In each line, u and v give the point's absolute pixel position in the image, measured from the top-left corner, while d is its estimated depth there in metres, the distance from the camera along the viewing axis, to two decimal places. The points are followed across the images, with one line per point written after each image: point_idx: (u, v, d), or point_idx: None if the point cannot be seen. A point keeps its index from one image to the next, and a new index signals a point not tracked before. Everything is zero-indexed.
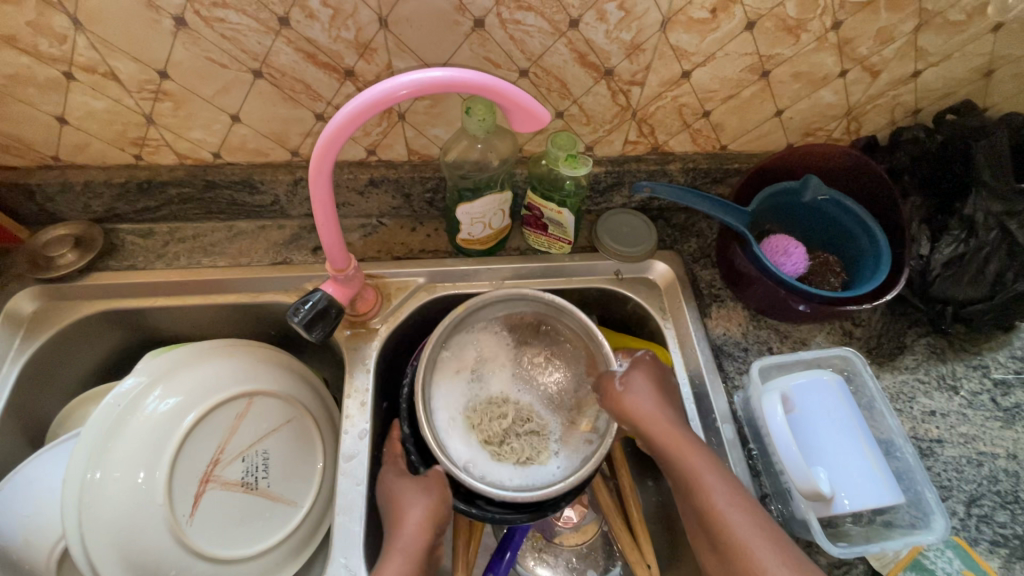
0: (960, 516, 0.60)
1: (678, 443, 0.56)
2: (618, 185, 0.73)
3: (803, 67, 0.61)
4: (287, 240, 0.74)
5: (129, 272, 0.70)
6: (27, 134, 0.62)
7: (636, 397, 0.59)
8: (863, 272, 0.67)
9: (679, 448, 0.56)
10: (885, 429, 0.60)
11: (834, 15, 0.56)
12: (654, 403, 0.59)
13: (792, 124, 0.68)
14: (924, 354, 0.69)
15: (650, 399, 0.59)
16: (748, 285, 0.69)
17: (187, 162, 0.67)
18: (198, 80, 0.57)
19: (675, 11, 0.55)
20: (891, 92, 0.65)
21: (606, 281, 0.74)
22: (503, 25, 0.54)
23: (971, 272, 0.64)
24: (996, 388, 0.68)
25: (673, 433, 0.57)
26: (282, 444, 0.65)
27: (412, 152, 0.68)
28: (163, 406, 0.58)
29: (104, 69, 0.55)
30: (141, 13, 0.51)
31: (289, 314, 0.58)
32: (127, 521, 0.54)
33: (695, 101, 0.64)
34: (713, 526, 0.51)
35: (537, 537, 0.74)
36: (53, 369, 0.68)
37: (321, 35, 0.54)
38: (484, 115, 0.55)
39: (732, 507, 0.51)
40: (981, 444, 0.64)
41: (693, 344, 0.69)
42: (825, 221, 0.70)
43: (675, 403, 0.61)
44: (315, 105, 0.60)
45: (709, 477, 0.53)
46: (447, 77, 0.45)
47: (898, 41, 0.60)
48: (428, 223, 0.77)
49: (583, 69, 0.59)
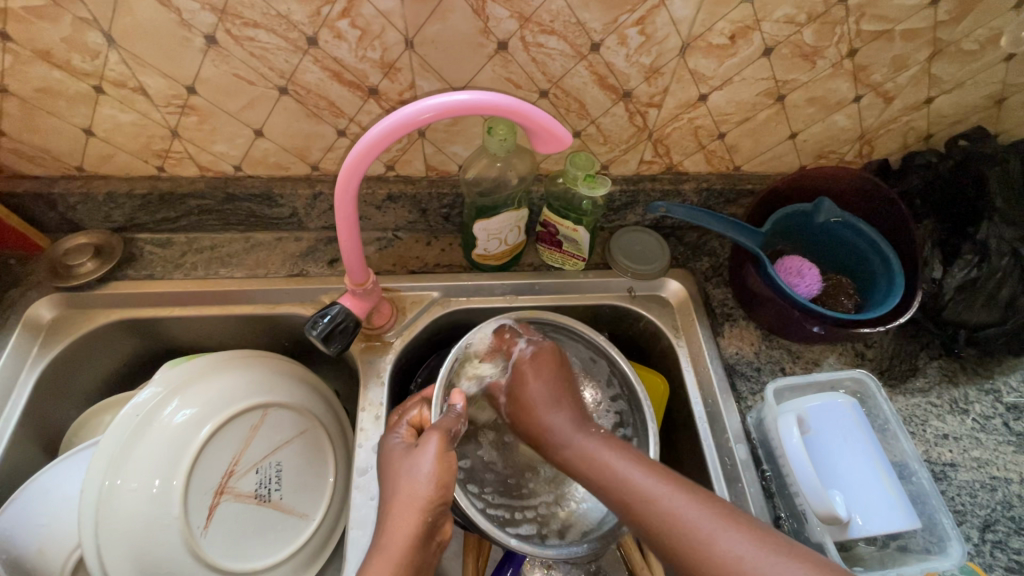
0: (975, 542, 0.60)
1: (604, 455, 0.52)
2: (633, 204, 0.74)
3: (818, 92, 0.62)
4: (303, 252, 0.74)
5: (147, 281, 0.71)
6: (53, 145, 0.63)
7: (545, 408, 0.57)
8: (877, 294, 0.68)
9: (598, 452, 0.53)
10: (900, 452, 0.60)
11: (850, 42, 0.58)
12: (586, 437, 0.54)
13: (806, 147, 0.69)
14: (936, 377, 0.69)
15: (582, 434, 0.55)
16: (761, 305, 0.70)
17: (208, 175, 0.67)
18: (224, 96, 0.58)
19: (694, 37, 0.56)
20: (904, 118, 0.66)
21: (619, 298, 0.74)
22: (525, 48, 0.55)
23: (984, 296, 0.64)
24: (1009, 413, 0.68)
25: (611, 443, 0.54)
26: (296, 456, 0.65)
27: (430, 168, 0.69)
28: (179, 419, 0.58)
29: (134, 84, 0.56)
30: (174, 31, 0.52)
31: (307, 327, 0.59)
32: (141, 534, 0.54)
33: (711, 123, 0.65)
34: (652, 522, 0.46)
35: (546, 555, 0.73)
36: (68, 377, 0.68)
37: (347, 55, 0.55)
38: (505, 134, 0.56)
39: (681, 500, 0.46)
40: (994, 469, 0.64)
41: (705, 363, 0.69)
42: (838, 242, 0.71)
43: (573, 400, 0.59)
44: (337, 121, 0.61)
45: (641, 475, 0.49)
46: (471, 100, 0.46)
47: (912, 69, 0.61)
48: (443, 237, 0.77)
49: (603, 91, 0.60)
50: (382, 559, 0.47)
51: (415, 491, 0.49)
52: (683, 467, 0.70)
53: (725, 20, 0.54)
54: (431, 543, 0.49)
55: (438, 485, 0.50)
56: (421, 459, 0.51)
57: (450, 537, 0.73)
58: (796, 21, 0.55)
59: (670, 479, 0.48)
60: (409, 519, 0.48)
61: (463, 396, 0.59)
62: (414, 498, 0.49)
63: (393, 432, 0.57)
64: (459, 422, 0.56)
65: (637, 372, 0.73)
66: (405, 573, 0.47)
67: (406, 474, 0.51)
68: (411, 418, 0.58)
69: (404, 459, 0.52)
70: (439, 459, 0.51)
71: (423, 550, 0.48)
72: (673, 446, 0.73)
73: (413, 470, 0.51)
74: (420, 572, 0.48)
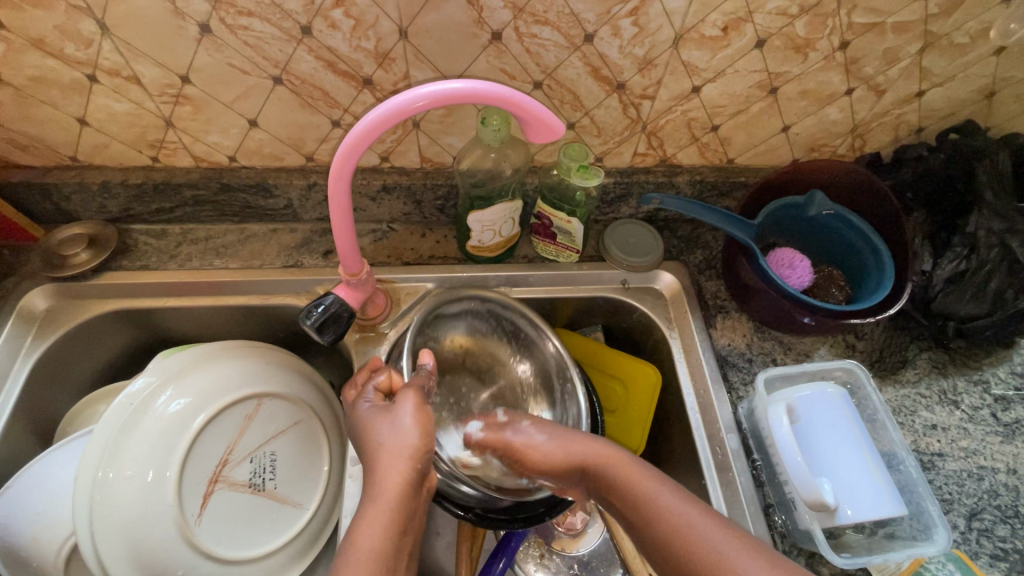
0: (961, 529, 0.61)
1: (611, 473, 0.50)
2: (627, 197, 0.74)
3: (810, 84, 0.63)
4: (297, 244, 0.75)
5: (141, 272, 0.71)
6: (47, 135, 0.63)
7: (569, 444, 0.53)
8: (867, 286, 0.68)
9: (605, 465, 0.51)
10: (888, 442, 0.61)
11: (841, 35, 0.58)
12: (592, 449, 0.52)
13: (798, 140, 0.69)
14: (925, 368, 0.70)
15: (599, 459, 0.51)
16: (753, 297, 0.70)
17: (203, 165, 0.67)
18: (218, 85, 0.58)
19: (687, 29, 0.56)
20: (896, 112, 0.67)
21: (612, 289, 0.75)
22: (519, 38, 0.56)
23: (973, 288, 0.65)
24: (996, 404, 0.68)
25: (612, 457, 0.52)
26: (290, 446, 0.66)
27: (424, 160, 0.69)
28: (173, 408, 0.58)
29: (128, 72, 0.56)
30: (168, 19, 0.52)
31: (302, 317, 0.59)
32: (136, 521, 0.54)
33: (704, 116, 0.65)
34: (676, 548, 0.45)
35: (539, 544, 0.73)
36: (63, 367, 0.68)
37: (341, 44, 0.55)
38: (499, 125, 0.57)
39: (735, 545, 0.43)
40: (982, 458, 0.65)
41: (698, 354, 0.70)
42: (829, 235, 0.71)
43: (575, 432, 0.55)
44: (332, 111, 0.61)
45: (666, 493, 0.47)
46: (465, 89, 0.46)
47: (903, 62, 0.61)
48: (438, 229, 0.78)
49: (596, 82, 0.60)
50: (377, 508, 0.47)
51: (404, 440, 0.49)
52: (675, 457, 0.71)
53: (718, 12, 0.55)
54: (420, 494, 0.49)
55: (422, 433, 0.50)
56: (401, 412, 0.51)
57: (444, 526, 0.74)
58: (788, 13, 0.56)
59: (692, 498, 0.47)
60: (399, 469, 0.48)
61: (431, 355, 0.60)
62: (402, 446, 0.49)
63: (364, 398, 0.56)
64: (431, 378, 0.58)
65: (629, 362, 0.73)
66: (397, 516, 0.47)
67: (393, 422, 0.51)
68: (379, 383, 0.56)
69: (384, 415, 0.52)
70: (420, 410, 0.52)
71: (414, 499, 0.48)
72: (666, 437, 0.74)
73: (395, 424, 0.51)
74: (412, 520, 0.48)
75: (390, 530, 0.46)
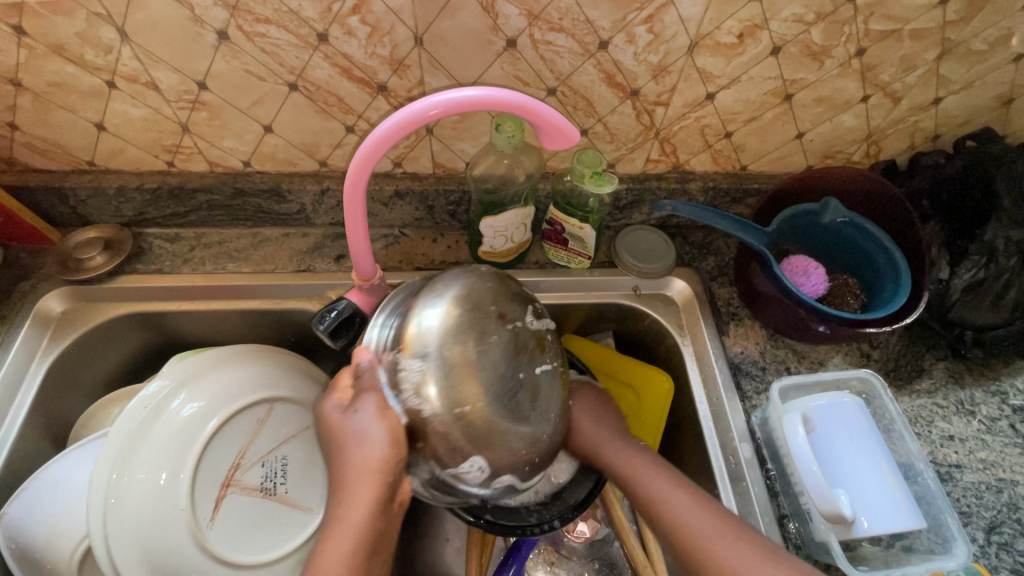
0: (980, 543, 0.60)
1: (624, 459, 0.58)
2: (638, 203, 0.74)
3: (826, 91, 0.62)
4: (310, 248, 0.75)
5: (156, 275, 0.71)
6: (65, 140, 0.63)
7: (595, 425, 0.60)
8: (882, 293, 0.68)
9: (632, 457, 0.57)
10: (905, 453, 0.60)
11: (858, 42, 0.58)
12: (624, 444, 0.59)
13: (812, 147, 0.69)
14: (942, 378, 0.69)
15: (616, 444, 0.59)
16: (766, 304, 0.70)
17: (218, 170, 0.68)
18: (235, 91, 0.59)
19: (702, 36, 0.56)
20: (912, 118, 0.66)
21: (624, 296, 0.74)
22: (534, 45, 0.56)
23: (992, 297, 0.64)
24: (1015, 415, 0.67)
25: (621, 448, 0.59)
26: (301, 450, 0.66)
27: (437, 165, 0.69)
28: (187, 412, 0.58)
29: (146, 79, 0.57)
30: (186, 26, 0.53)
31: (314, 321, 0.58)
32: (148, 525, 0.54)
33: (718, 122, 0.65)
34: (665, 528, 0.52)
35: (549, 552, 0.73)
36: (77, 369, 0.68)
37: (357, 51, 0.55)
38: (514, 131, 0.56)
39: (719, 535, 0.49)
40: (1001, 470, 0.64)
41: (710, 362, 0.69)
42: (844, 242, 0.71)
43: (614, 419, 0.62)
44: (346, 117, 0.62)
45: (663, 482, 0.54)
46: (480, 96, 0.46)
47: (920, 69, 0.61)
48: (449, 234, 0.78)
49: (610, 89, 0.60)
50: (344, 529, 0.47)
51: (367, 457, 0.47)
52: (687, 466, 0.70)
53: (734, 19, 0.55)
54: (394, 508, 0.48)
55: (390, 445, 0.47)
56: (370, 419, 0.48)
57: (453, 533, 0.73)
58: (804, 20, 0.55)
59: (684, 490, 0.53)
60: (368, 489, 0.47)
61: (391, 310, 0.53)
62: (368, 464, 0.47)
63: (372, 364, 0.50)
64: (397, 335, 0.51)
65: (640, 368, 0.73)
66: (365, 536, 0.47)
67: (354, 434, 0.48)
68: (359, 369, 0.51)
69: (348, 424, 0.49)
70: (382, 421, 0.48)
71: (385, 515, 0.48)
72: (678, 445, 0.73)
73: (360, 437, 0.48)
74: (386, 536, 0.48)
75: (360, 549, 0.46)
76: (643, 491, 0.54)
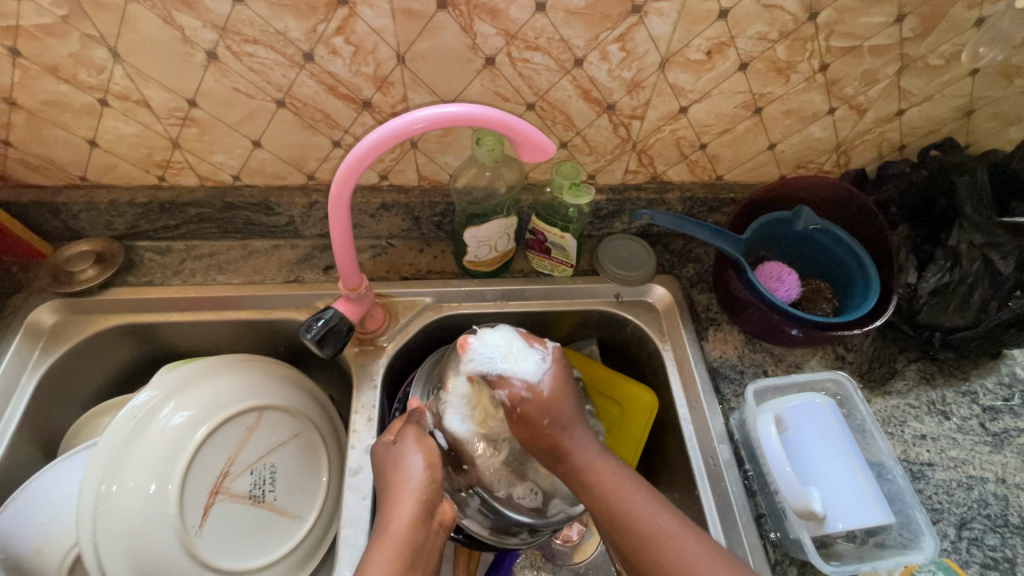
0: (952, 538, 0.61)
1: (605, 473, 0.55)
2: (618, 213, 0.76)
3: (793, 104, 0.65)
4: (299, 259, 0.77)
5: (146, 287, 0.72)
6: (58, 156, 0.65)
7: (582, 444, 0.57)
8: (854, 297, 0.70)
9: (599, 465, 0.56)
10: (877, 451, 0.62)
11: (821, 57, 0.61)
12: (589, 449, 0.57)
13: (784, 157, 0.71)
14: (914, 380, 0.71)
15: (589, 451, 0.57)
16: (742, 309, 0.72)
17: (208, 184, 0.70)
18: (224, 108, 0.60)
19: (673, 53, 0.59)
20: (878, 130, 0.69)
21: (606, 303, 0.76)
22: (512, 63, 0.58)
23: (957, 300, 0.66)
24: (984, 414, 0.70)
25: (604, 468, 0.56)
26: (290, 458, 0.67)
27: (422, 178, 0.71)
28: (176, 421, 0.59)
29: (137, 97, 0.59)
30: (176, 47, 0.55)
31: (302, 330, 0.61)
32: (138, 532, 0.55)
33: (692, 134, 0.67)
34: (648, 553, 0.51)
35: (536, 556, 0.74)
36: (67, 381, 0.69)
37: (342, 70, 0.57)
38: (494, 145, 0.59)
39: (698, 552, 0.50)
40: (970, 468, 0.66)
41: (690, 365, 0.71)
42: (817, 249, 0.73)
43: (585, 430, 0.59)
44: (332, 132, 0.64)
45: (645, 505, 0.53)
46: (459, 112, 0.48)
47: (881, 83, 0.64)
48: (436, 244, 0.80)
49: (587, 103, 0.63)
50: (385, 543, 0.48)
51: (410, 478, 0.52)
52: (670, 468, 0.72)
53: (701, 37, 0.57)
54: (432, 524, 0.51)
55: (429, 467, 0.53)
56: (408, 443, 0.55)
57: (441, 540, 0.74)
58: (769, 38, 0.58)
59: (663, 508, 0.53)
60: (411, 504, 0.50)
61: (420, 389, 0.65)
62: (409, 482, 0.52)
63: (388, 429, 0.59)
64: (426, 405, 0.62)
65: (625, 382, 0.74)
66: (406, 550, 0.48)
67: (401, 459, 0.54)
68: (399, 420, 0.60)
69: (393, 450, 0.55)
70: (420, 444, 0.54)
71: (423, 528, 0.50)
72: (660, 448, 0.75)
73: (404, 460, 0.54)
74: (423, 554, 0.49)
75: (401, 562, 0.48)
76: (627, 513, 0.53)
